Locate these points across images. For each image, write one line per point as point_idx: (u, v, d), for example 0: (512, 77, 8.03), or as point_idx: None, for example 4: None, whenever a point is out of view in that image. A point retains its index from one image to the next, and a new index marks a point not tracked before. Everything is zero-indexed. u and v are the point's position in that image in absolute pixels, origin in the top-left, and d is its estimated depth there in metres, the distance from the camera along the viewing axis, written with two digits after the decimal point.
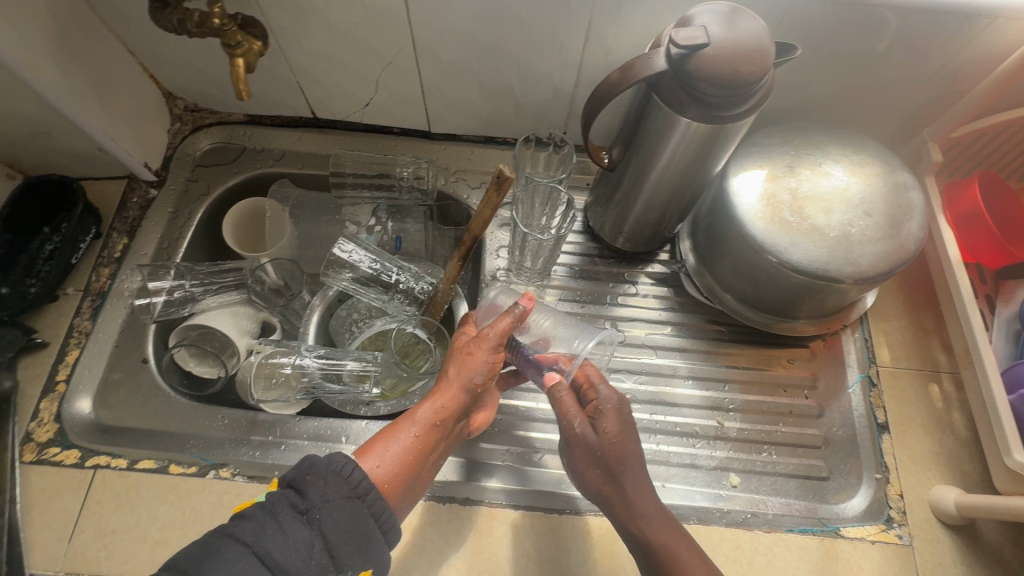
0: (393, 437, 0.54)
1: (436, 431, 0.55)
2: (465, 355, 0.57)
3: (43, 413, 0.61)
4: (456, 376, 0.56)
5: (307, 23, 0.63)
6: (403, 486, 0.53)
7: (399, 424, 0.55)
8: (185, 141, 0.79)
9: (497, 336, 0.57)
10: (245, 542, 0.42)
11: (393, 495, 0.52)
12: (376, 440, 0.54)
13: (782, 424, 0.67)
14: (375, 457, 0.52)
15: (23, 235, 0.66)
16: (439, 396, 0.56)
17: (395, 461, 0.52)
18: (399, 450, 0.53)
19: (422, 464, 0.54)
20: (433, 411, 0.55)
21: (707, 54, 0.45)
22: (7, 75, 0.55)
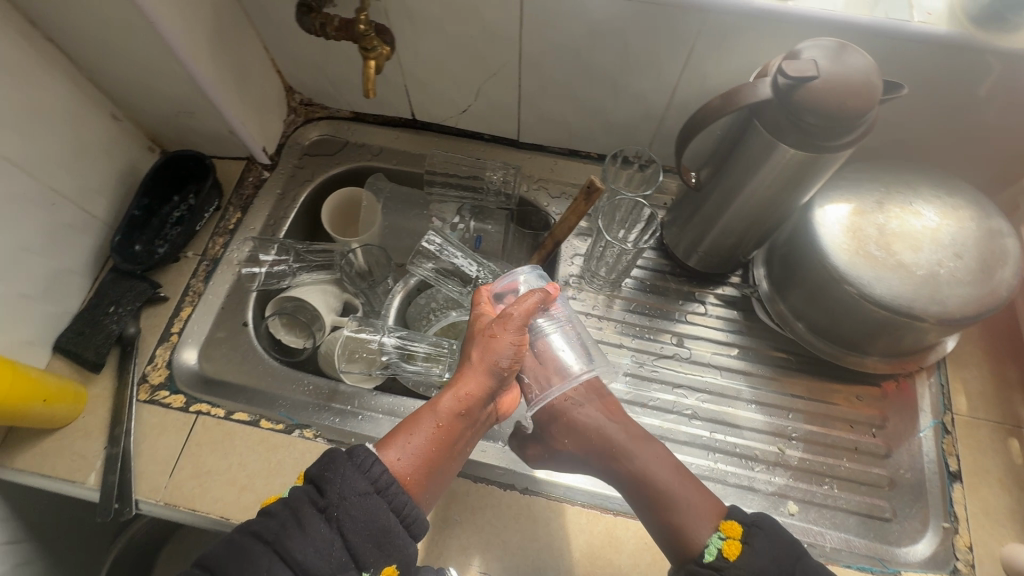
0: (415, 429, 0.55)
1: (458, 420, 0.56)
2: (486, 339, 0.56)
3: (157, 359, 0.69)
4: (479, 364, 0.57)
5: (427, 33, 0.69)
6: (428, 476, 0.54)
7: (420, 415, 0.56)
8: (296, 131, 0.87)
9: (522, 318, 0.56)
10: (267, 539, 0.46)
11: (418, 485, 0.54)
12: (397, 433, 0.55)
13: (846, 460, 0.66)
14: (396, 450, 0.54)
15: (158, 201, 0.75)
16: (461, 386, 0.56)
17: (418, 451, 0.54)
18: (420, 441, 0.54)
19: (446, 452, 0.55)
20: (455, 400, 0.56)
21: (816, 86, 0.47)
22: (173, 61, 0.63)
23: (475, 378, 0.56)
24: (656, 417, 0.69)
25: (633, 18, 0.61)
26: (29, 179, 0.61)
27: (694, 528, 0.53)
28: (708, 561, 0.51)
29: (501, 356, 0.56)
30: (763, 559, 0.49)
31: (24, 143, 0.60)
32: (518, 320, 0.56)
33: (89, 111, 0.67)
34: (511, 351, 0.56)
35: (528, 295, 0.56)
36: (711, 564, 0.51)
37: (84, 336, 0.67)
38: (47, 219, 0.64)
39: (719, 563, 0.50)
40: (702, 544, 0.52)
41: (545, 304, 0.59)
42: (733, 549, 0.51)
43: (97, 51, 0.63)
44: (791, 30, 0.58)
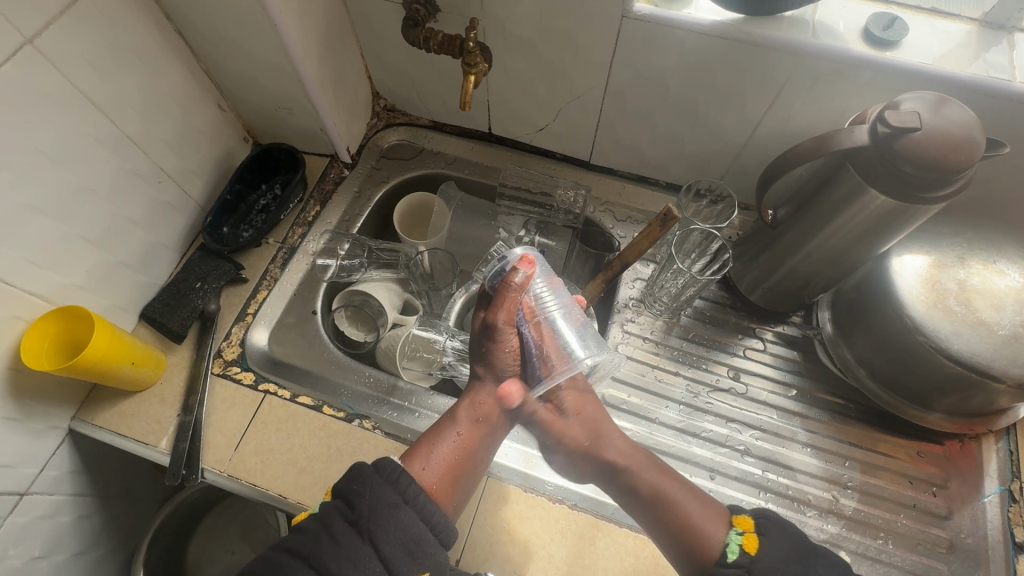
0: (437, 439, 0.56)
1: (478, 428, 0.57)
2: (483, 349, 0.57)
3: (233, 336, 0.72)
4: (489, 374, 0.58)
5: (520, 53, 0.72)
6: (454, 486, 0.55)
7: (440, 427, 0.58)
8: (377, 135, 0.91)
9: (506, 317, 0.55)
10: (303, 554, 0.47)
11: (446, 494, 0.54)
12: (420, 445, 0.56)
13: (904, 516, 0.65)
14: (421, 460, 0.55)
15: (247, 188, 0.79)
16: (476, 396, 0.58)
17: (442, 461, 0.55)
18: (442, 452, 0.55)
19: (470, 459, 0.57)
20: (472, 410, 0.58)
21: (919, 137, 0.47)
22: (285, 61, 0.68)
23: (488, 387, 0.58)
24: (708, 449, 0.69)
25: (726, 55, 0.62)
26: (144, 157, 0.66)
27: (709, 530, 0.54)
28: (731, 560, 0.52)
29: (500, 359, 0.57)
30: (782, 551, 0.51)
31: (145, 124, 0.65)
32: (503, 316, 0.55)
33: (201, 99, 0.72)
34: (507, 355, 0.57)
35: (503, 290, 0.55)
36: (734, 563, 0.52)
37: (170, 307, 0.71)
38: (153, 195, 0.69)
39: (741, 560, 0.51)
40: (721, 543, 0.53)
41: (523, 288, 0.55)
42: (751, 543, 0.52)
43: (218, 46, 0.68)
44: (886, 79, 0.58)
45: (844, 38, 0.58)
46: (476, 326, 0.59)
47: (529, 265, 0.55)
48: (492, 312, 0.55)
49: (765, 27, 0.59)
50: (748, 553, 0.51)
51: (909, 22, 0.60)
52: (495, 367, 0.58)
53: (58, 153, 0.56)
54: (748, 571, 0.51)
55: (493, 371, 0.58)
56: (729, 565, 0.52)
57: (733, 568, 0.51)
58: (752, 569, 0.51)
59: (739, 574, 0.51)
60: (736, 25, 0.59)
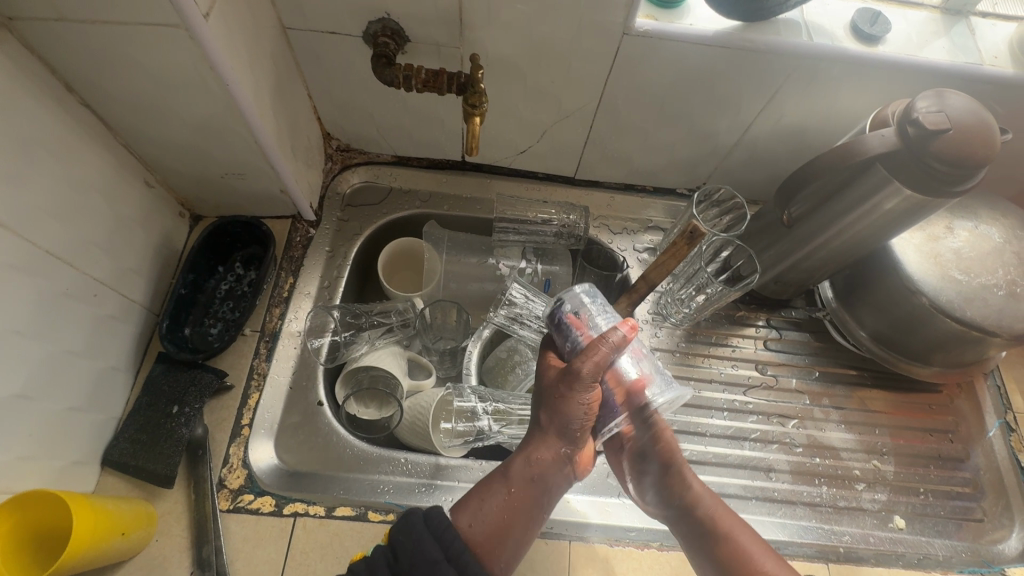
0: (486, 494, 0.54)
1: (529, 487, 0.55)
2: (558, 397, 0.54)
3: (232, 458, 0.60)
4: (551, 428, 0.55)
5: (503, 77, 0.66)
6: (500, 546, 0.52)
7: (489, 481, 0.55)
8: (336, 180, 0.80)
9: (592, 370, 0.51)
10: None
11: (493, 557, 0.51)
12: (468, 499, 0.54)
13: (935, 468, 0.71)
14: (468, 516, 0.52)
15: (202, 275, 0.66)
16: (533, 449, 0.56)
17: (490, 517, 0.52)
18: (492, 509, 0.53)
19: (521, 519, 0.54)
20: (528, 464, 0.55)
21: (949, 136, 0.49)
22: (237, 124, 0.56)
23: (546, 440, 0.56)
24: (760, 449, 0.70)
25: (726, 63, 0.61)
26: (71, 270, 0.52)
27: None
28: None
29: (570, 413, 0.54)
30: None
31: (62, 228, 0.50)
32: (590, 371, 0.51)
33: (124, 180, 0.58)
34: (581, 410, 0.54)
35: (597, 342, 0.52)
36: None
37: (144, 445, 0.57)
38: (90, 314, 0.54)
39: None
40: None
41: (618, 348, 0.52)
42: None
43: (143, 114, 0.54)
44: (879, 72, 0.60)
45: (835, 36, 0.59)
46: (552, 372, 0.56)
47: (631, 329, 0.52)
48: (578, 359, 0.52)
49: (761, 32, 0.59)
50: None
51: (884, 14, 0.62)
52: (559, 420, 0.55)
53: None
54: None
55: (557, 424, 0.55)
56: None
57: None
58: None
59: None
60: (735, 34, 0.58)
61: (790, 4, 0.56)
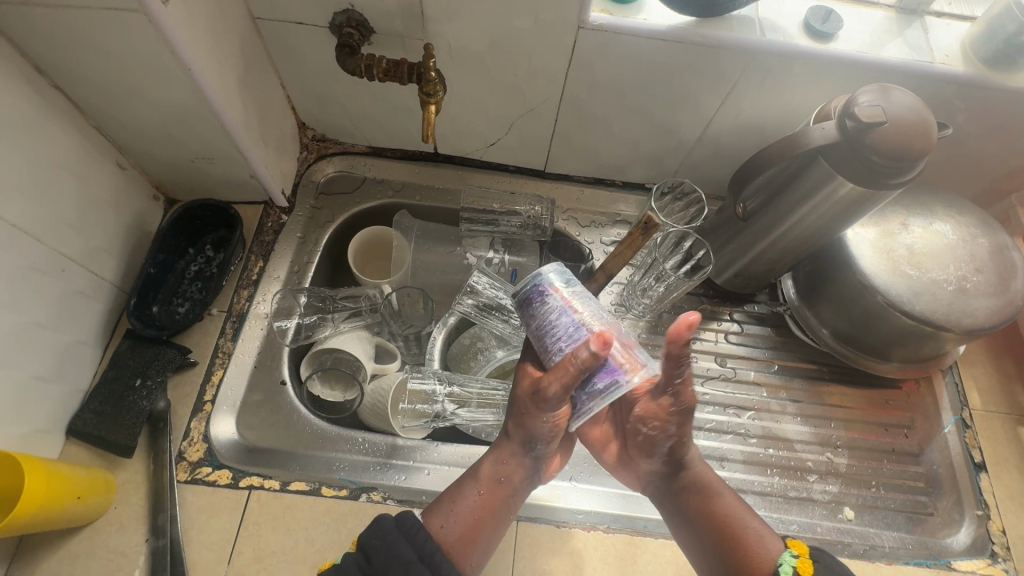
0: (457, 496, 0.56)
1: (500, 487, 0.57)
2: (527, 411, 0.55)
3: (193, 432, 0.62)
4: (518, 435, 0.57)
5: (468, 69, 0.68)
6: (473, 545, 0.54)
7: (459, 484, 0.57)
8: (310, 169, 0.82)
9: (559, 387, 0.51)
10: None
11: (464, 558, 0.53)
12: (441, 502, 0.56)
13: (887, 462, 0.72)
14: (440, 517, 0.54)
15: (172, 255, 0.68)
16: (501, 453, 0.58)
17: (462, 517, 0.54)
18: (463, 510, 0.54)
19: (491, 519, 0.55)
20: (496, 467, 0.57)
21: (885, 129, 0.51)
22: (202, 108, 0.58)
23: (512, 445, 0.58)
24: (715, 439, 0.71)
25: (681, 58, 0.63)
26: (38, 245, 0.54)
27: (760, 552, 0.52)
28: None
29: (537, 427, 0.55)
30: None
31: (29, 205, 0.52)
32: (558, 392, 0.51)
33: (95, 161, 0.60)
34: (546, 425, 0.55)
35: (566, 361, 0.50)
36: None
37: (107, 416, 0.59)
38: (58, 288, 0.56)
39: None
40: (774, 559, 0.52)
41: (589, 366, 0.49)
42: (806, 568, 0.50)
43: (112, 97, 0.56)
44: (831, 69, 0.61)
45: (789, 33, 0.61)
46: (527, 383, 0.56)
47: (603, 345, 0.47)
48: (546, 380, 0.51)
49: (715, 28, 0.60)
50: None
51: (839, 12, 0.64)
52: (530, 431, 0.56)
53: None
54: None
55: (525, 434, 0.56)
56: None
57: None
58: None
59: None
60: (690, 29, 0.60)
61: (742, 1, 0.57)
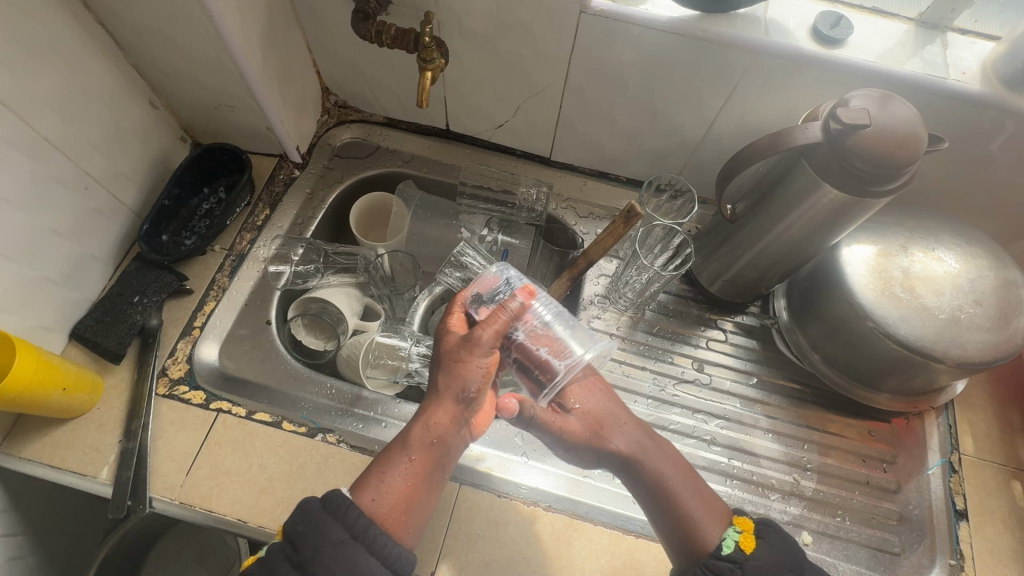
0: (388, 467, 0.53)
1: (432, 450, 0.54)
2: (455, 363, 0.54)
3: (178, 352, 0.67)
4: (448, 392, 0.54)
5: (477, 48, 0.70)
6: (407, 516, 0.52)
7: (390, 453, 0.54)
8: (329, 132, 0.87)
9: (490, 336, 0.52)
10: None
11: (399, 526, 0.51)
12: (370, 475, 0.53)
13: (859, 493, 0.68)
14: (370, 491, 0.51)
15: (187, 191, 0.74)
16: (430, 415, 0.54)
17: (394, 488, 0.52)
18: (394, 484, 0.52)
19: (425, 484, 0.53)
20: (427, 431, 0.54)
21: (868, 133, 0.49)
22: (224, 56, 0.63)
23: (444, 403, 0.54)
24: (677, 441, 0.70)
25: (682, 52, 0.63)
26: (66, 161, 0.60)
27: (703, 533, 0.52)
28: (725, 554, 0.51)
29: (467, 377, 0.53)
30: (777, 551, 0.50)
31: (63, 123, 0.59)
32: (491, 335, 0.52)
33: (129, 96, 0.67)
34: (479, 373, 0.53)
35: (498, 310, 0.53)
36: (728, 556, 0.51)
37: (105, 325, 0.65)
38: (78, 203, 0.63)
39: (736, 555, 0.51)
40: (716, 541, 0.52)
41: (517, 315, 0.53)
42: (748, 542, 0.51)
43: (147, 38, 0.62)
44: (836, 75, 0.60)
45: (795, 36, 0.60)
46: (451, 337, 0.56)
47: (528, 294, 0.55)
48: (478, 328, 0.52)
49: (719, 24, 0.60)
50: (743, 551, 0.51)
51: (853, 20, 0.62)
52: (457, 383, 0.53)
53: None
54: (741, 567, 0.50)
55: (455, 390, 0.54)
56: (721, 558, 0.51)
57: (726, 562, 0.51)
58: (745, 565, 0.50)
59: (731, 568, 0.50)
60: (691, 22, 0.60)
61: None
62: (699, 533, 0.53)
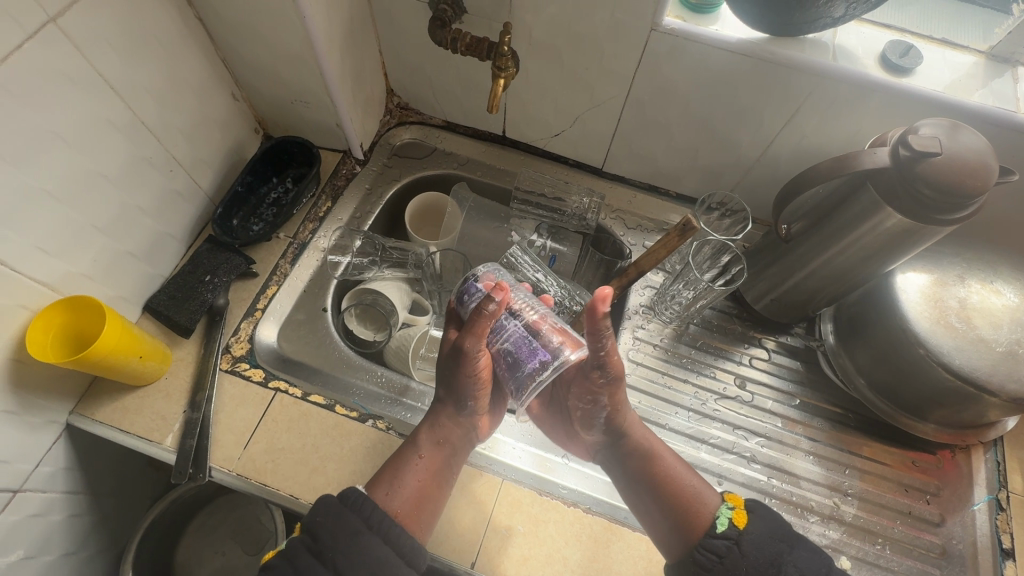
0: (400, 466, 0.57)
1: (439, 450, 0.59)
2: (449, 369, 0.59)
3: (241, 331, 0.70)
4: (450, 397, 0.61)
5: (543, 59, 0.73)
6: (418, 511, 0.55)
7: (401, 455, 0.58)
8: (389, 132, 0.90)
9: (475, 338, 0.55)
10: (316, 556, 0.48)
11: (413, 520, 0.54)
12: (383, 474, 0.56)
13: (901, 523, 0.68)
14: (385, 488, 0.55)
15: (258, 180, 0.79)
16: (435, 418, 0.61)
17: (408, 486, 0.55)
18: (407, 478, 0.56)
19: (435, 481, 0.57)
20: (433, 432, 0.60)
21: (939, 161, 0.50)
22: (309, 55, 0.67)
23: (448, 408, 0.61)
24: (717, 455, 0.71)
25: (748, 73, 0.64)
26: (158, 145, 0.64)
27: (700, 505, 0.56)
28: (720, 531, 0.53)
29: (464, 382, 0.59)
30: (770, 523, 0.53)
31: (159, 109, 0.63)
32: (473, 340, 0.55)
33: (215, 87, 0.71)
34: (473, 378, 0.59)
35: (476, 316, 0.55)
36: (722, 534, 0.53)
37: (176, 301, 0.69)
38: (163, 184, 0.67)
39: (730, 531, 0.53)
40: (713, 515, 0.55)
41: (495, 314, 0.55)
42: (741, 518, 0.54)
43: (239, 35, 0.66)
44: (903, 102, 0.61)
45: (864, 63, 0.61)
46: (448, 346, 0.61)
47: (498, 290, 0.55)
48: (464, 337, 0.56)
49: (787, 47, 0.61)
50: (737, 526, 0.53)
51: (922, 50, 0.63)
52: (457, 393, 0.60)
53: (75, 139, 0.54)
54: (736, 543, 0.52)
55: (455, 396, 0.60)
56: (718, 536, 0.53)
57: (721, 539, 0.53)
58: (740, 541, 0.52)
59: (727, 545, 0.52)
60: (761, 44, 0.61)
61: (820, 23, 0.58)
62: (694, 507, 0.56)
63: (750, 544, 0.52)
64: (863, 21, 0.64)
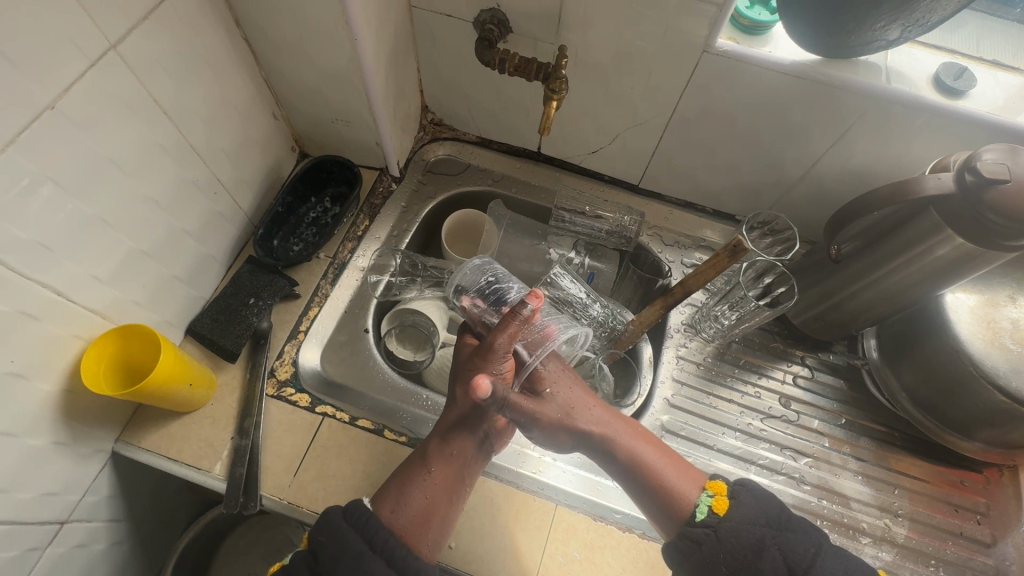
0: (407, 483, 0.55)
1: (449, 463, 0.56)
2: (469, 370, 0.57)
3: (285, 355, 0.70)
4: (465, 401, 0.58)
5: (587, 78, 0.72)
6: (428, 527, 0.53)
7: (410, 469, 0.56)
8: (423, 148, 0.89)
9: (506, 340, 0.54)
10: None
11: (421, 538, 0.52)
12: (389, 490, 0.55)
13: (952, 544, 0.67)
14: (390, 505, 0.53)
15: (297, 200, 0.78)
16: (443, 428, 0.58)
17: (415, 504, 0.53)
18: (414, 495, 0.54)
19: (449, 496, 0.55)
20: (445, 445, 0.57)
21: (1008, 188, 0.50)
22: (355, 76, 0.66)
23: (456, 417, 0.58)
24: (766, 476, 0.70)
25: (799, 94, 0.64)
26: (204, 167, 0.64)
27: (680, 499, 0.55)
28: (699, 520, 0.53)
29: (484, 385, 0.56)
30: (752, 508, 0.52)
31: (206, 132, 0.62)
32: (505, 341, 0.54)
33: (257, 106, 0.70)
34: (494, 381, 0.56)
35: (509, 317, 0.53)
36: (702, 522, 0.53)
37: (220, 324, 0.68)
38: (207, 207, 0.66)
39: (710, 519, 0.52)
40: (693, 504, 0.54)
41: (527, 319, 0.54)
42: (722, 504, 0.53)
43: (285, 56, 0.66)
44: (959, 125, 0.60)
45: (917, 84, 0.61)
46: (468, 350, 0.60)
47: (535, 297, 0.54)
48: (494, 334, 0.54)
49: (840, 69, 0.61)
50: (717, 513, 0.53)
51: (974, 72, 0.63)
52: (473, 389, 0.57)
53: (130, 165, 0.53)
54: (715, 530, 0.52)
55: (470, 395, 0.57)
56: (697, 525, 0.53)
57: (701, 527, 0.52)
58: (720, 528, 0.52)
59: (706, 533, 0.52)
60: (816, 66, 0.61)
61: (874, 46, 0.58)
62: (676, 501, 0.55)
63: (727, 530, 0.51)
64: (914, 42, 0.65)
